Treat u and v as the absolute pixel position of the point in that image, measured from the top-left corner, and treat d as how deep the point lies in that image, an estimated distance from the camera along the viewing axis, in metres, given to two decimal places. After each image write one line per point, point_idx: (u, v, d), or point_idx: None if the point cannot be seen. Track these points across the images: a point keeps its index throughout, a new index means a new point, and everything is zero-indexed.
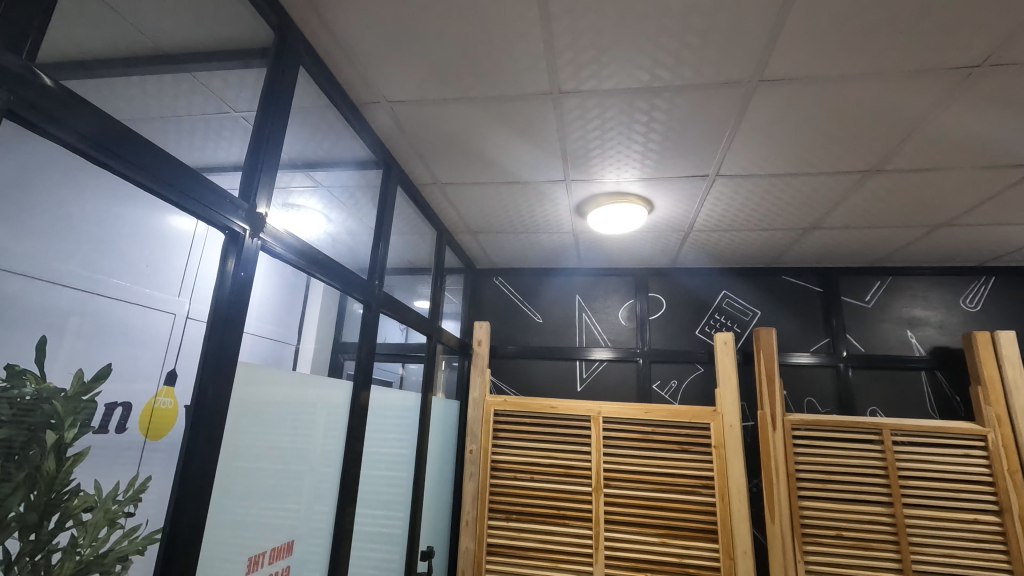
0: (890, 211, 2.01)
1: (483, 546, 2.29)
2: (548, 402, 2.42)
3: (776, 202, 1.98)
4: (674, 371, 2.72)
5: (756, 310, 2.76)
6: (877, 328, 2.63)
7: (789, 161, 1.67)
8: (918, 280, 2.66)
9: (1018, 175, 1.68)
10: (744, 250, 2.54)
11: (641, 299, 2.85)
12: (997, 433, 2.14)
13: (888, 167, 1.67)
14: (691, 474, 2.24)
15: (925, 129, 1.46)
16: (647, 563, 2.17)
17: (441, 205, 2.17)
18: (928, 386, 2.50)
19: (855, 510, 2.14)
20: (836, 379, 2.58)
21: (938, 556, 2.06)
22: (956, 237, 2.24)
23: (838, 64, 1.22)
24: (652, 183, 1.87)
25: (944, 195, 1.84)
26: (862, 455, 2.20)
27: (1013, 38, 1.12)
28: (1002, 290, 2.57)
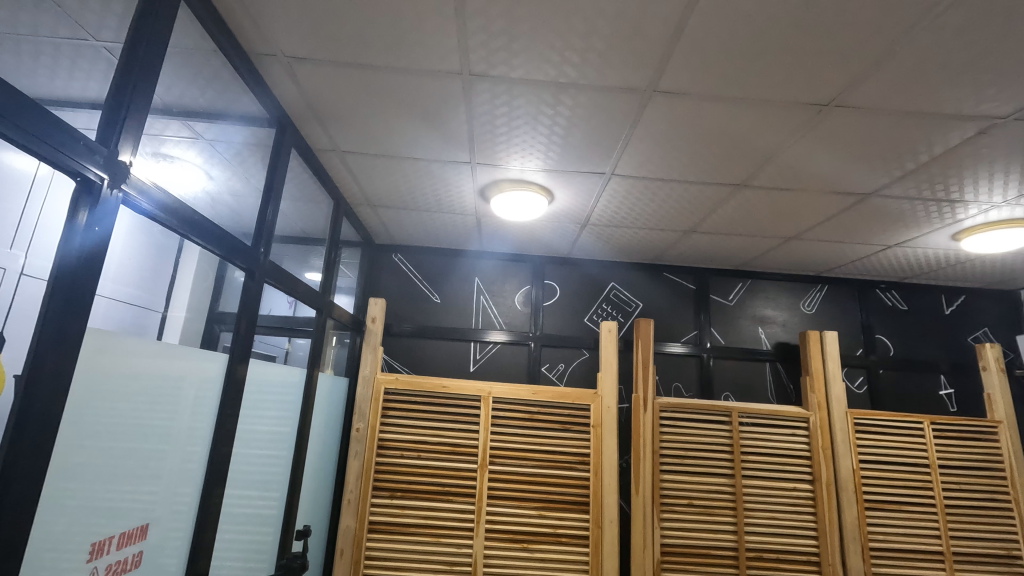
0: (753, 223, 2.28)
1: (364, 524, 2.27)
2: (440, 381, 2.44)
3: (663, 204, 2.15)
4: (562, 355, 2.87)
5: (639, 302, 2.99)
6: (736, 324, 2.99)
7: (675, 168, 1.83)
8: (771, 284, 3.06)
9: (850, 202, 2.00)
10: (633, 246, 2.74)
11: (537, 285, 2.96)
12: (817, 416, 2.56)
13: (753, 183, 1.90)
14: (570, 451, 2.40)
15: (785, 154, 1.68)
16: (524, 535, 2.30)
17: (340, 173, 2.07)
18: (770, 375, 2.91)
19: (705, 482, 2.45)
20: (699, 367, 2.90)
21: (766, 519, 2.42)
22: (802, 250, 2.61)
23: (722, 86, 1.36)
24: (555, 174, 1.94)
25: (794, 212, 2.14)
26: (714, 434, 2.51)
27: (855, 86, 1.32)
28: (832, 297, 3.06)
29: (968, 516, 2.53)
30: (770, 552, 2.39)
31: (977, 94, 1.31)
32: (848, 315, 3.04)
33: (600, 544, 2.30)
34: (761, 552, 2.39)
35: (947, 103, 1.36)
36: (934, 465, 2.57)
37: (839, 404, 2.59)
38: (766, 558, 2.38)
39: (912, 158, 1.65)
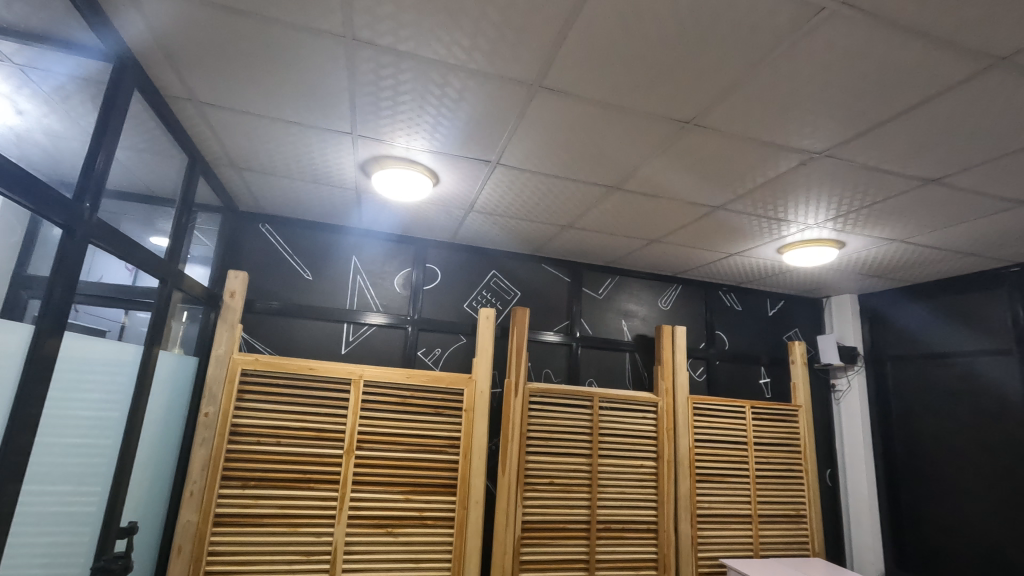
0: (623, 224, 2.47)
1: (209, 517, 2.07)
2: (306, 362, 2.29)
3: (544, 197, 2.23)
4: (438, 339, 2.87)
5: (517, 291, 3.09)
6: (603, 316, 3.22)
7: (557, 164, 1.90)
8: (636, 281, 3.35)
9: (702, 213, 2.25)
10: (514, 236, 2.81)
11: (417, 268, 2.90)
12: (665, 400, 2.88)
13: (625, 187, 2.05)
14: (441, 435, 2.41)
15: (653, 162, 1.83)
16: (389, 519, 2.27)
17: (198, 128, 1.83)
18: (629, 364, 3.19)
19: (566, 461, 2.62)
20: (568, 355, 3.07)
21: (615, 494, 2.67)
22: (661, 252, 2.88)
23: (602, 90, 1.44)
24: (441, 157, 1.91)
25: (657, 218, 2.35)
26: (577, 416, 2.70)
27: (711, 109, 1.48)
28: (683, 296, 3.44)
29: (771, 484, 3.03)
30: (617, 523, 2.64)
31: (800, 130, 1.55)
32: (695, 313, 3.44)
33: (465, 524, 2.35)
34: (610, 523, 2.63)
35: (778, 134, 1.59)
36: (750, 442, 3.03)
37: (682, 391, 2.93)
38: (613, 528, 2.63)
39: (751, 180, 1.90)
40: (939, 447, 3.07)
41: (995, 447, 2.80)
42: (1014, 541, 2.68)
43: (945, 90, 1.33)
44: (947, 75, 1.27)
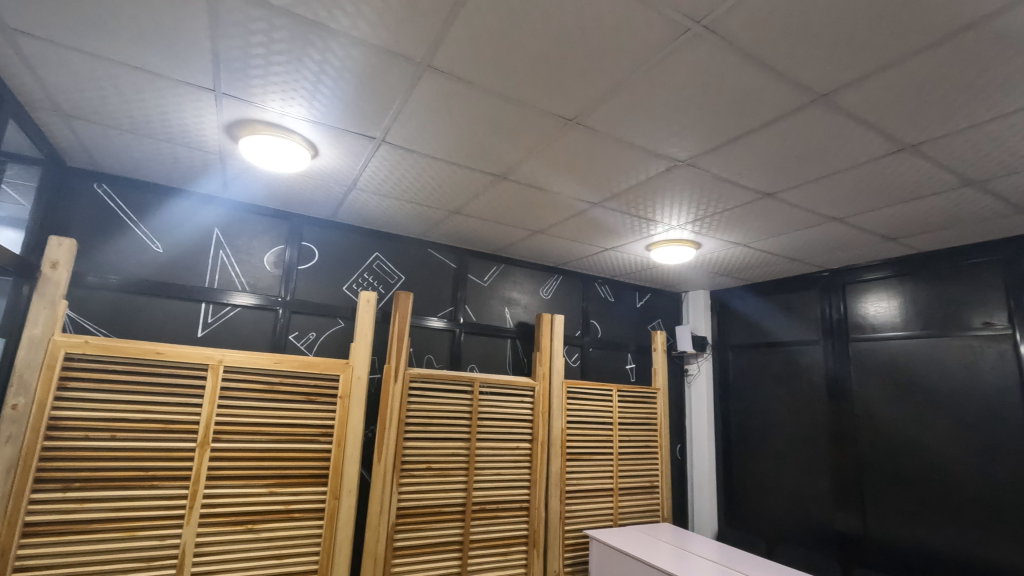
0: (509, 213, 2.52)
1: (16, 529, 1.74)
2: (152, 346, 2.03)
3: (430, 181, 2.20)
4: (313, 323, 2.70)
5: (401, 275, 3.00)
6: (487, 303, 3.27)
7: (444, 148, 1.88)
8: (520, 270, 3.45)
9: (582, 208, 2.38)
10: (399, 218, 2.73)
11: (291, 247, 2.70)
12: (541, 385, 3.02)
13: (511, 177, 2.09)
14: (312, 423, 2.29)
15: (536, 155, 1.89)
16: (250, 516, 2.11)
17: (8, 60, 1.50)
18: (510, 350, 3.29)
19: (444, 446, 2.64)
20: (451, 341, 3.08)
21: (491, 475, 2.75)
22: (544, 244, 3.00)
23: (492, 78, 1.44)
24: (322, 128, 1.78)
25: (540, 210, 2.44)
26: (457, 401, 2.72)
27: (592, 109, 1.56)
28: (563, 286, 3.62)
29: (631, 460, 3.34)
30: (492, 503, 2.73)
31: (667, 139, 1.71)
32: (573, 302, 3.64)
33: (336, 515, 2.26)
34: (484, 504, 2.70)
35: (650, 140, 1.72)
36: (615, 422, 3.31)
37: (557, 376, 3.09)
38: (487, 509, 2.71)
39: (624, 181, 2.05)
40: (764, 422, 3.60)
41: (802, 420, 3.36)
42: (811, 496, 3.24)
43: (779, 117, 1.55)
44: (784, 103, 1.48)
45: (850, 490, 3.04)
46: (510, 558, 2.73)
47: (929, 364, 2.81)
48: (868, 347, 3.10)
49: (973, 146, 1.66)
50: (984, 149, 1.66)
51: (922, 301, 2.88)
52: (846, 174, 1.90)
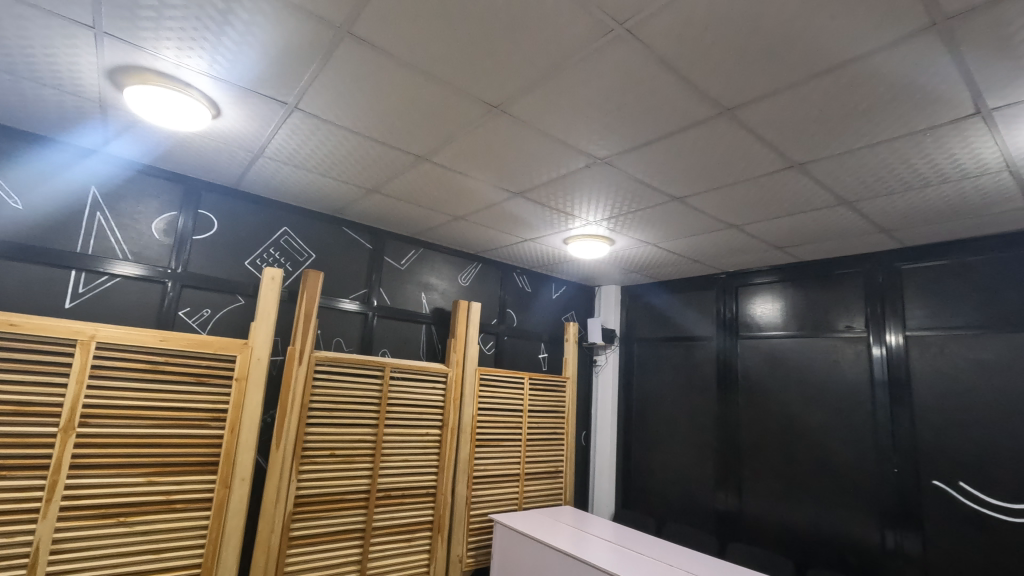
0: (429, 196, 2.47)
1: None
2: (5, 316, 1.77)
3: (347, 155, 2.09)
4: (208, 299, 2.48)
5: (311, 253, 2.84)
6: (403, 287, 3.19)
7: (363, 122, 1.80)
8: (438, 255, 3.40)
9: (504, 197, 2.39)
10: (312, 192, 2.57)
11: (186, 214, 2.45)
12: (454, 371, 3.01)
13: (433, 159, 2.04)
14: (202, 407, 2.11)
15: (459, 139, 1.86)
16: (123, 508, 1.91)
17: None
18: (424, 336, 3.24)
19: (350, 432, 2.55)
20: (363, 324, 2.97)
21: (398, 462, 2.70)
22: (464, 230, 2.98)
23: (416, 54, 1.39)
24: (227, 86, 1.63)
25: (461, 195, 2.41)
26: (365, 386, 2.64)
27: (517, 98, 1.56)
28: (482, 274, 3.62)
29: (538, 446, 3.44)
30: (397, 490, 2.69)
31: (587, 136, 1.75)
32: (491, 291, 3.66)
33: (225, 505, 2.11)
34: (389, 491, 2.66)
35: (571, 135, 1.76)
36: (525, 409, 3.39)
37: (471, 363, 3.10)
38: (392, 495, 2.67)
39: (545, 173, 2.09)
40: (661, 411, 3.86)
41: (695, 409, 3.65)
42: (698, 478, 3.54)
43: (689, 126, 1.65)
44: (694, 113, 1.57)
45: (731, 472, 3.36)
46: (413, 544, 2.71)
47: (803, 361, 3.15)
48: (754, 344, 3.42)
49: (847, 170, 1.87)
50: (856, 172, 1.88)
51: (801, 305, 3.23)
52: (743, 185, 2.06)
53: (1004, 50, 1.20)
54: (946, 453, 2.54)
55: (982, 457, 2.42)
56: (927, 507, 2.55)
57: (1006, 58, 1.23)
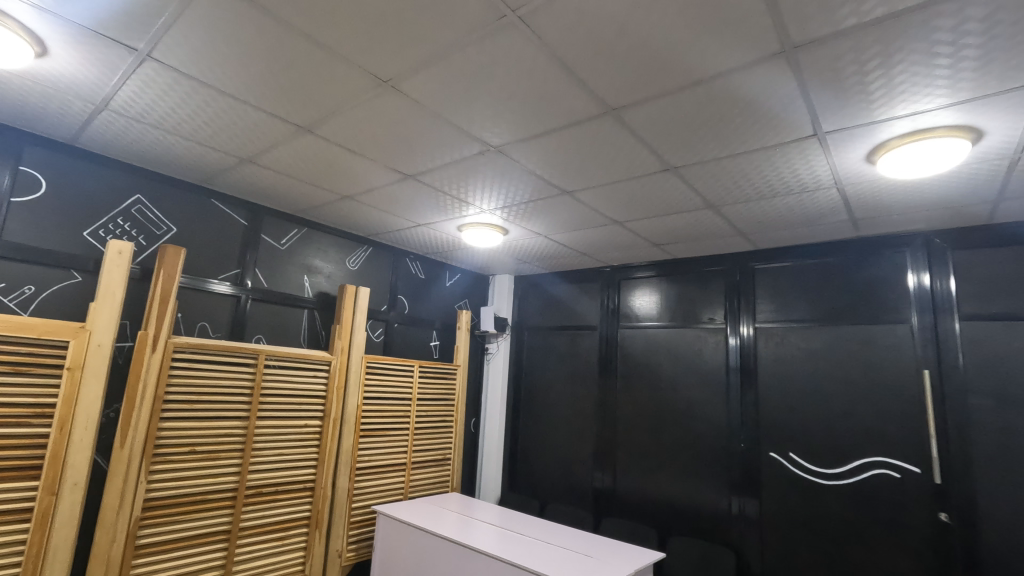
0: (312, 171, 2.30)
1: None
2: None
3: (214, 118, 1.87)
4: (32, 274, 2.09)
5: (171, 226, 2.51)
6: (283, 268, 2.95)
7: (234, 82, 1.61)
8: (324, 236, 3.19)
9: (396, 178, 2.30)
10: (173, 157, 2.27)
11: (2, 170, 2.03)
12: (338, 359, 2.86)
13: (317, 132, 1.90)
14: (22, 402, 1.78)
15: (345, 113, 1.75)
16: None
17: None
18: (306, 321, 3.04)
19: (215, 426, 2.32)
20: (234, 308, 2.71)
21: (271, 457, 2.51)
22: (353, 211, 2.82)
23: (295, 12, 1.27)
24: (57, 21, 1.36)
25: (347, 173, 2.28)
26: (235, 376, 2.41)
27: (408, 75, 1.50)
28: (372, 258, 3.48)
29: (427, 435, 3.41)
30: (269, 486, 2.50)
31: (480, 122, 1.74)
32: (382, 275, 3.53)
33: (51, 515, 1.80)
34: (261, 488, 2.46)
35: (464, 120, 1.74)
36: (414, 397, 3.33)
37: (357, 350, 2.97)
38: (265, 492, 2.48)
39: (437, 157, 2.04)
40: (548, 397, 4.03)
41: (578, 395, 3.85)
42: (578, 460, 3.75)
43: (577, 122, 1.70)
44: (582, 109, 1.62)
45: (607, 453, 3.60)
46: (287, 542, 2.55)
47: (672, 350, 3.46)
48: (632, 333, 3.68)
49: (713, 176, 2.07)
50: (720, 179, 2.08)
51: (673, 299, 3.54)
52: (626, 183, 2.19)
53: (836, 82, 1.40)
54: (781, 429, 2.94)
55: (807, 431, 2.85)
56: (766, 477, 2.94)
57: (838, 89, 1.43)
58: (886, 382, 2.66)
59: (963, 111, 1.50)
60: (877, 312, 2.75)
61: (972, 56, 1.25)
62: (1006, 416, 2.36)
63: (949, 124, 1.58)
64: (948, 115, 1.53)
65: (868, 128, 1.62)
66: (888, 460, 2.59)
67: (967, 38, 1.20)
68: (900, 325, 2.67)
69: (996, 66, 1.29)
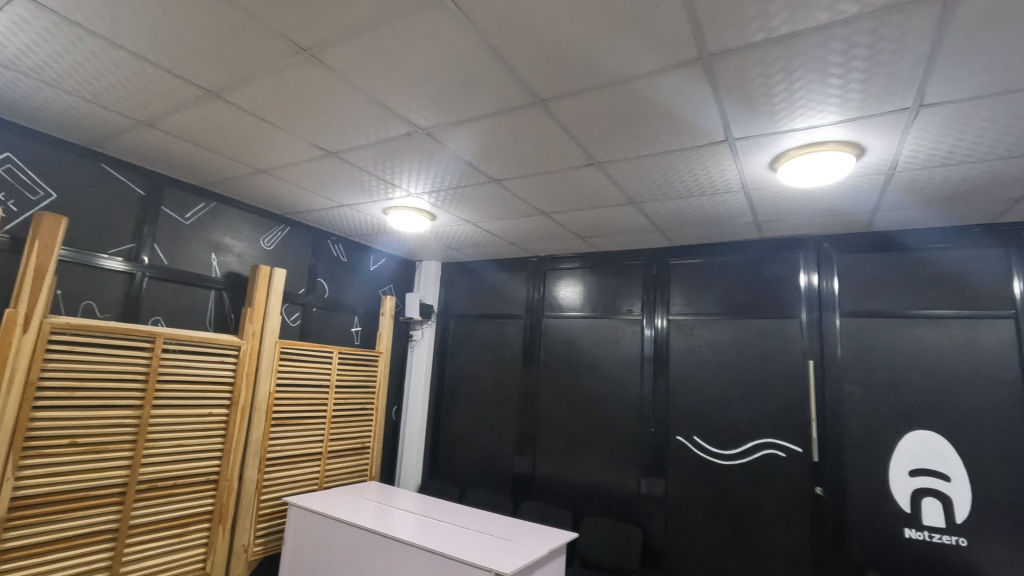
0: (222, 141, 2.12)
1: None
2: None
3: (104, 73, 1.66)
4: None
5: (51, 191, 2.22)
6: (187, 244, 2.72)
7: (129, 34, 1.44)
8: (237, 212, 2.97)
9: (316, 155, 2.18)
10: (53, 112, 2.00)
11: None
12: (248, 344, 2.69)
13: (228, 98, 1.76)
14: None
15: (260, 81, 1.63)
16: None
17: None
18: (213, 303, 2.82)
19: (101, 416, 2.10)
20: (128, 287, 2.46)
21: (169, 448, 2.32)
22: (268, 186, 2.65)
23: None
24: None
25: (262, 145, 2.13)
26: (126, 361, 2.19)
27: (331, 45, 1.42)
28: (289, 238, 3.29)
29: (345, 423, 3.30)
30: (165, 480, 2.31)
31: (408, 102, 1.69)
32: (300, 257, 3.35)
33: None
34: (155, 482, 2.27)
35: (391, 99, 1.68)
36: (332, 384, 3.21)
37: (270, 335, 2.80)
38: (160, 487, 2.29)
39: (363, 135, 1.96)
40: (472, 384, 4.04)
41: (502, 382, 3.90)
42: (499, 446, 3.80)
43: (506, 110, 1.70)
44: (511, 98, 1.62)
45: (528, 439, 3.68)
46: (186, 539, 2.37)
47: (593, 339, 3.60)
48: (555, 323, 3.78)
49: (634, 174, 2.15)
50: (641, 176, 2.18)
51: (595, 290, 3.67)
52: (553, 175, 2.23)
53: (745, 92, 1.50)
54: (688, 414, 3.16)
55: (711, 416, 3.08)
56: (672, 459, 3.15)
57: (746, 99, 1.54)
58: (778, 371, 2.93)
59: (850, 128, 1.67)
60: (774, 307, 3.01)
61: (858, 79, 1.40)
62: (872, 401, 2.70)
63: (839, 139, 1.75)
64: (839, 131, 1.69)
65: (772, 137, 1.76)
66: (776, 441, 2.86)
67: (855, 62, 1.33)
68: (792, 320, 2.95)
69: (877, 89, 1.44)
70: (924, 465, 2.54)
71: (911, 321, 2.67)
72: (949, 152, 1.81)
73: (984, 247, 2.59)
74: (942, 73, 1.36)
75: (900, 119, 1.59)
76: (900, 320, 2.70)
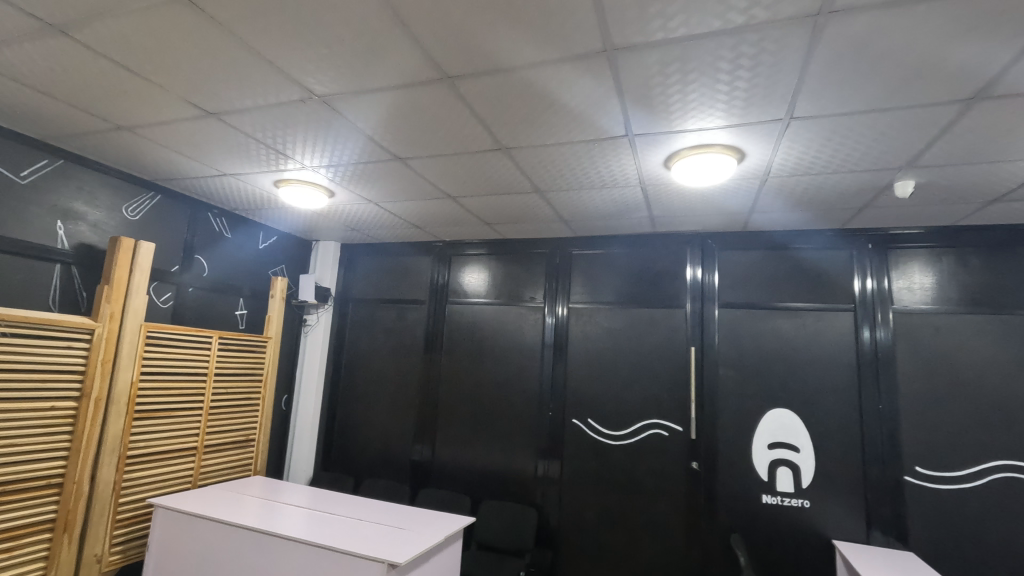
0: (70, 87, 1.80)
1: None
2: None
3: None
4: None
5: None
6: (25, 208, 2.28)
7: None
8: (92, 174, 2.56)
9: (193, 115, 1.94)
10: None
11: None
12: (105, 328, 2.34)
13: (76, 36, 1.48)
14: None
15: (118, 19, 1.39)
16: None
17: None
18: (58, 280, 2.42)
19: None
20: None
21: None
22: (133, 147, 2.31)
23: None
24: None
25: (124, 98, 1.84)
26: None
27: None
28: (160, 208, 2.90)
29: (225, 415, 3.02)
30: None
31: (302, 64, 1.54)
32: (173, 230, 2.98)
33: None
34: None
35: (281, 58, 1.52)
36: (210, 373, 2.91)
37: (133, 317, 2.46)
38: None
39: (248, 97, 1.76)
40: (371, 372, 3.90)
41: (402, 369, 3.80)
42: (398, 434, 3.71)
43: (412, 83, 1.62)
44: (416, 71, 1.55)
45: (427, 426, 3.63)
46: (17, 554, 2.02)
47: (496, 326, 3.62)
48: (459, 309, 3.75)
49: (540, 162, 2.17)
50: (546, 165, 2.20)
51: (499, 277, 3.69)
52: (459, 158, 2.18)
53: (645, 90, 1.57)
54: (584, 398, 3.30)
55: (604, 399, 3.25)
56: (568, 441, 3.28)
57: (646, 97, 1.60)
58: (664, 357, 3.16)
59: (734, 133, 1.81)
60: (663, 298, 3.24)
61: (743, 87, 1.52)
62: (741, 384, 3.01)
63: (724, 143, 1.90)
64: (725, 135, 1.83)
65: (667, 136, 1.86)
66: (661, 422, 3.09)
67: (740, 71, 1.44)
68: (678, 310, 3.19)
69: (758, 98, 1.58)
70: (780, 439, 2.88)
71: (774, 313, 3.02)
72: (812, 162, 2.05)
73: (834, 249, 2.98)
74: (809, 91, 1.53)
75: (775, 129, 1.76)
76: (766, 311, 3.03)
